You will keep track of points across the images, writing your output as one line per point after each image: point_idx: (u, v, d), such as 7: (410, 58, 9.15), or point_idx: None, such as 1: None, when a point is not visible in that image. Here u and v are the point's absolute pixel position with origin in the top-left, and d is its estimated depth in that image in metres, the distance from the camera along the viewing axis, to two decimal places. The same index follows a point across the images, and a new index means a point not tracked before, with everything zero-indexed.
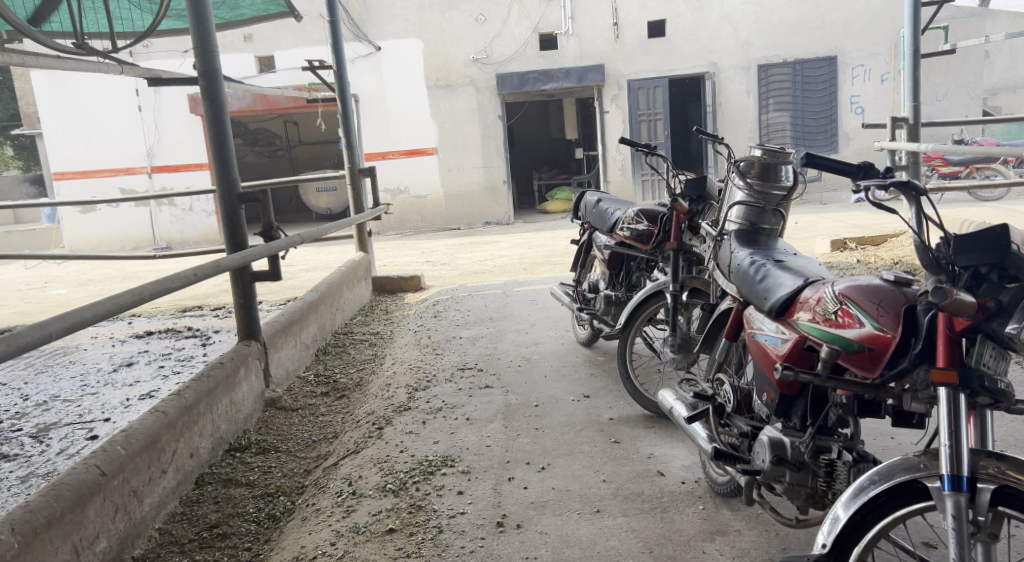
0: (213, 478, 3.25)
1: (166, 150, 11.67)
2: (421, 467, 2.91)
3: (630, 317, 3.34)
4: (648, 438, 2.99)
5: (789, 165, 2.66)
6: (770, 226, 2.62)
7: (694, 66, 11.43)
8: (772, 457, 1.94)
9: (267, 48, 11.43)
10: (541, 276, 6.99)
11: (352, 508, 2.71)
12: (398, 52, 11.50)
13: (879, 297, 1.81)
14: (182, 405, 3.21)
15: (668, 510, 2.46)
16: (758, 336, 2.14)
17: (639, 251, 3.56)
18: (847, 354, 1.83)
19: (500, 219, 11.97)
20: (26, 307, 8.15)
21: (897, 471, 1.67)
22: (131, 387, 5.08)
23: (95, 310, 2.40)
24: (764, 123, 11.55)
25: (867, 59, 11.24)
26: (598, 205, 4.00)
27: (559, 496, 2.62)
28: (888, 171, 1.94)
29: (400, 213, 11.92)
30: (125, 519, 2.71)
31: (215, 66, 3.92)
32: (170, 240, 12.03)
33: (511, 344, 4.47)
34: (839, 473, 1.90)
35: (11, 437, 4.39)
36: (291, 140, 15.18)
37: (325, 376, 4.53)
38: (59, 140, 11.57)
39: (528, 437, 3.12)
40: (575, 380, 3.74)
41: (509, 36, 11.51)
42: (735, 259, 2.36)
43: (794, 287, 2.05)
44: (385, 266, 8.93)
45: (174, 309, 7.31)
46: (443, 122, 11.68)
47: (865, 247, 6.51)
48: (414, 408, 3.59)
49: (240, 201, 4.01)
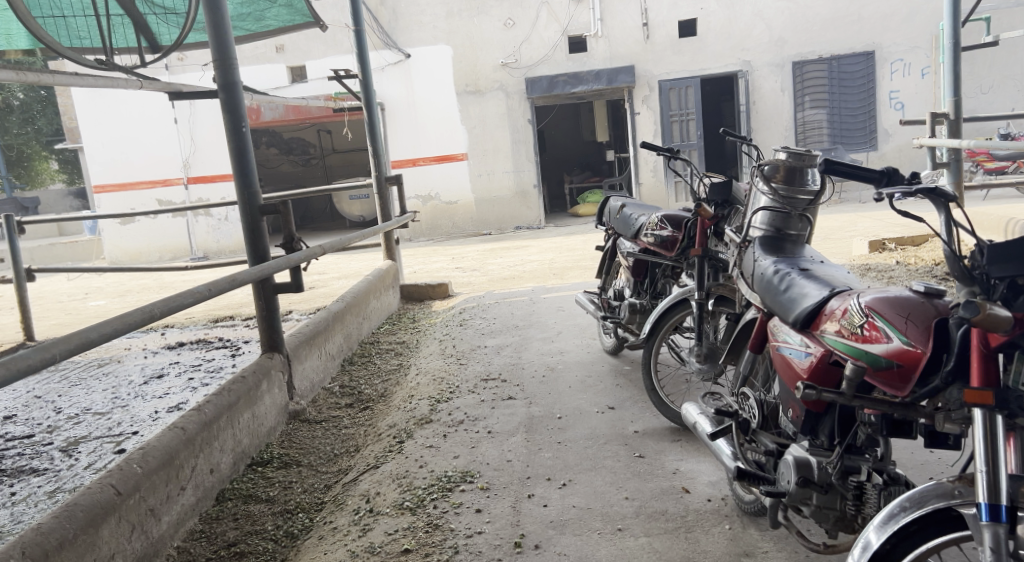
0: (233, 494, 3.21)
1: (201, 161, 11.77)
2: (440, 483, 2.84)
3: (654, 326, 3.25)
4: (674, 452, 2.89)
5: (816, 168, 2.55)
6: (796, 231, 2.50)
7: (727, 65, 11.25)
8: (798, 478, 1.84)
9: (298, 58, 11.50)
10: (570, 281, 6.89)
11: (369, 526, 2.64)
12: (427, 59, 11.48)
13: (907, 309, 1.70)
14: (202, 420, 3.18)
15: (693, 530, 2.36)
16: (783, 349, 2.04)
17: (664, 257, 3.46)
18: (874, 370, 1.72)
19: (531, 224, 11.89)
20: (65, 318, 8.25)
21: (930, 498, 1.57)
22: (160, 399, 5.09)
23: (101, 330, 2.37)
24: (800, 121, 11.32)
25: (906, 54, 10.99)
26: (623, 211, 3.90)
27: (579, 515, 2.53)
28: (913, 176, 1.86)
29: (431, 219, 11.88)
30: (142, 538, 2.68)
31: (234, 78, 3.89)
32: (207, 250, 12.15)
33: (536, 353, 4.40)
34: (869, 497, 1.79)
35: (41, 451, 4.41)
36: (324, 148, 15.26)
37: (350, 387, 4.48)
38: (98, 153, 11.74)
39: (550, 452, 3.03)
40: (600, 391, 3.65)
41: (538, 40, 11.44)
42: (759, 267, 2.27)
43: (819, 298, 1.95)
44: (415, 273, 8.91)
45: (207, 319, 7.34)
46: (473, 127, 11.64)
47: (905, 248, 6.33)
48: (435, 421, 3.52)
49: (261, 213, 3.98)
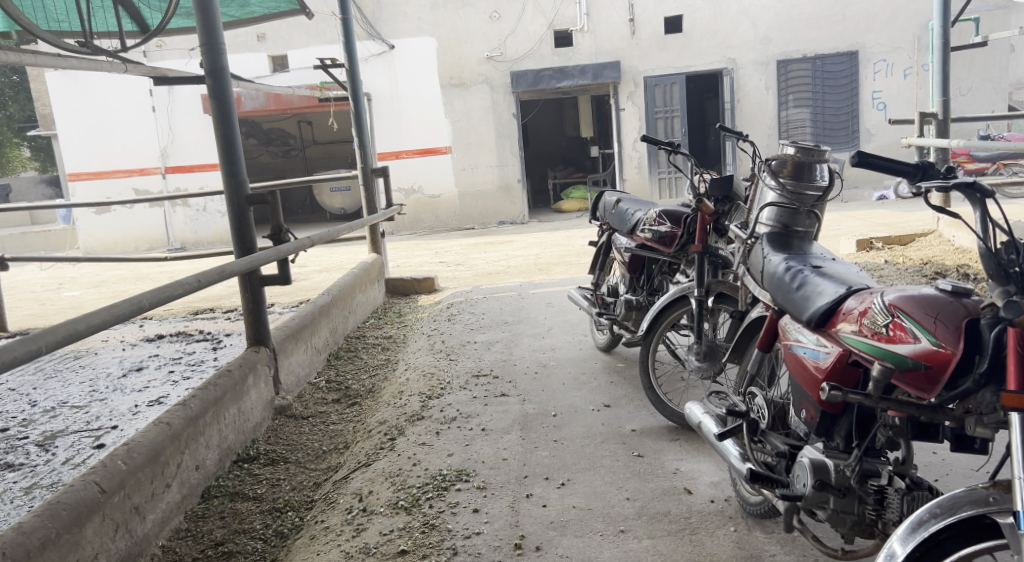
0: (219, 492, 3.12)
1: (180, 151, 11.58)
2: (435, 482, 2.78)
3: (653, 323, 3.20)
4: (673, 452, 2.85)
5: (824, 164, 2.54)
6: (804, 228, 2.48)
7: (712, 62, 11.24)
8: (815, 482, 1.81)
9: (280, 47, 11.34)
10: (556, 277, 6.86)
11: (363, 526, 2.57)
12: (411, 51, 11.37)
13: (935, 308, 1.67)
14: (187, 415, 3.09)
15: (697, 533, 2.32)
16: (794, 348, 1.99)
17: (662, 254, 3.41)
18: (900, 372, 1.69)
19: (514, 219, 11.82)
20: (40, 308, 8.07)
21: (961, 506, 1.55)
22: (140, 393, 4.97)
23: (89, 321, 2.27)
24: (784, 120, 11.33)
25: (889, 54, 11.03)
26: (619, 206, 3.84)
27: (580, 515, 2.48)
28: (947, 171, 1.84)
29: (414, 213, 11.79)
30: (126, 538, 2.59)
31: (221, 64, 3.78)
32: (184, 241, 11.97)
33: (527, 349, 4.34)
34: (891, 502, 1.76)
35: (16, 445, 4.28)
36: (305, 140, 15.11)
37: (337, 382, 4.39)
38: (74, 140, 11.52)
39: (546, 450, 2.98)
40: (595, 388, 3.59)
41: (523, 33, 11.36)
42: (769, 264, 2.22)
43: (836, 296, 1.92)
44: (398, 267, 8.83)
45: (187, 311, 7.21)
46: (457, 120, 11.54)
47: (891, 247, 6.36)
48: (427, 417, 3.46)
49: (248, 203, 3.87)
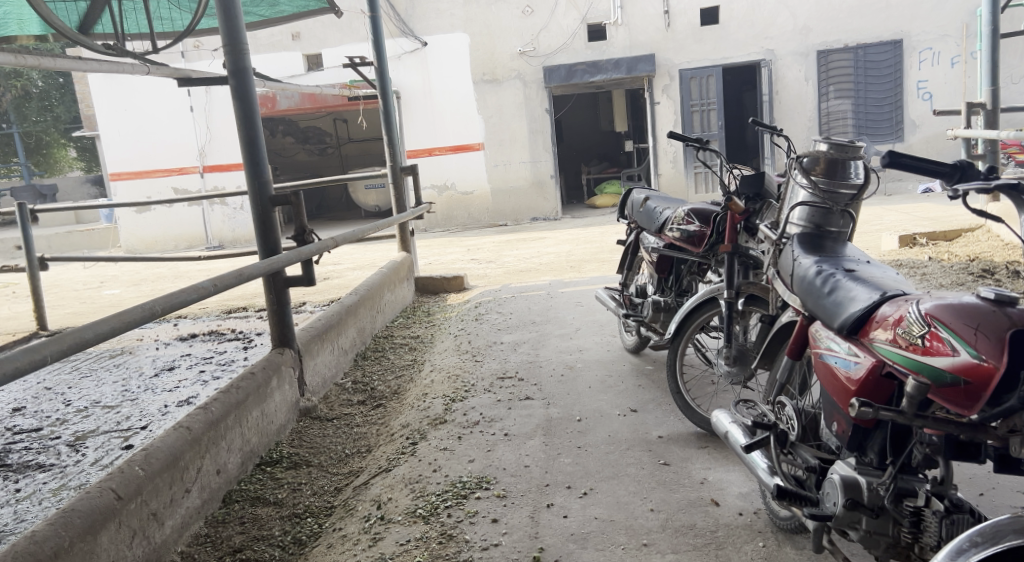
0: (240, 496, 3.08)
1: (217, 150, 11.67)
2: (454, 489, 2.71)
3: (680, 326, 3.09)
4: (701, 461, 2.75)
5: (859, 161, 2.41)
6: (838, 228, 2.36)
7: (750, 53, 11.02)
8: (846, 501, 1.73)
9: (315, 46, 11.38)
10: (588, 275, 6.73)
11: (380, 536, 2.51)
12: (444, 46, 11.31)
13: (977, 318, 1.56)
14: (208, 419, 3.05)
15: (724, 548, 2.23)
16: (826, 357, 1.89)
17: (691, 254, 3.31)
18: (937, 387, 1.59)
19: (548, 215, 11.72)
20: (81, 306, 8.18)
21: (1006, 534, 1.45)
22: (171, 393, 4.98)
23: (97, 330, 2.22)
24: (824, 112, 11.06)
25: (935, 42, 10.72)
26: (646, 204, 3.73)
27: (601, 527, 2.39)
28: (989, 171, 1.75)
29: (447, 210, 11.73)
30: (143, 545, 2.56)
31: (244, 64, 3.73)
32: (222, 239, 12.07)
33: (554, 351, 4.25)
34: (928, 524, 1.66)
35: (48, 445, 4.30)
36: (340, 137, 15.16)
37: (362, 383, 4.35)
38: (115, 140, 11.67)
39: (570, 457, 2.89)
40: (622, 392, 3.50)
41: (557, 28, 11.25)
42: (800, 268, 2.11)
43: (870, 303, 1.81)
44: (430, 264, 8.78)
45: (220, 310, 7.24)
46: (490, 117, 11.46)
47: (936, 243, 6.15)
48: (450, 421, 3.39)
49: (271, 204, 3.82)
